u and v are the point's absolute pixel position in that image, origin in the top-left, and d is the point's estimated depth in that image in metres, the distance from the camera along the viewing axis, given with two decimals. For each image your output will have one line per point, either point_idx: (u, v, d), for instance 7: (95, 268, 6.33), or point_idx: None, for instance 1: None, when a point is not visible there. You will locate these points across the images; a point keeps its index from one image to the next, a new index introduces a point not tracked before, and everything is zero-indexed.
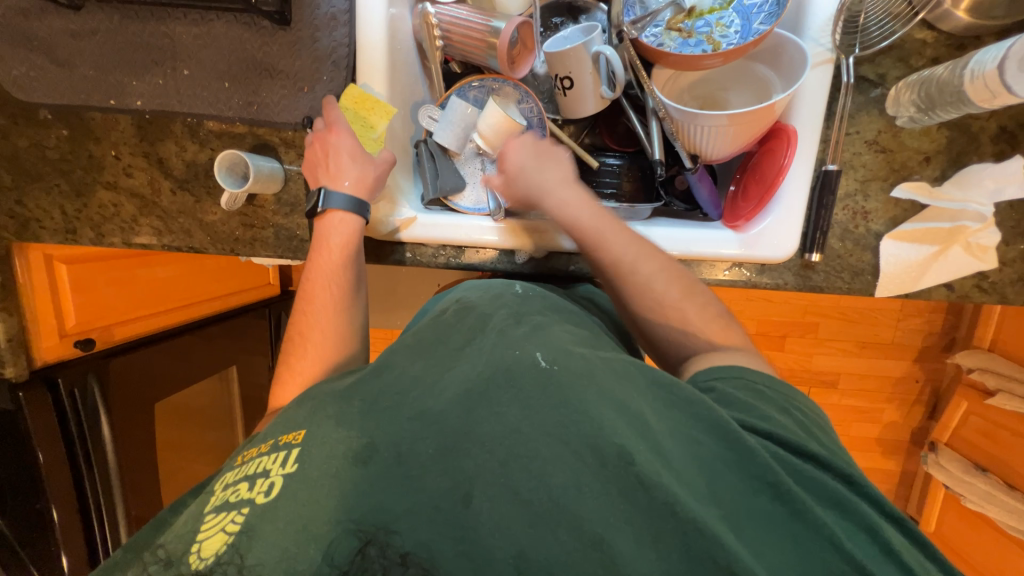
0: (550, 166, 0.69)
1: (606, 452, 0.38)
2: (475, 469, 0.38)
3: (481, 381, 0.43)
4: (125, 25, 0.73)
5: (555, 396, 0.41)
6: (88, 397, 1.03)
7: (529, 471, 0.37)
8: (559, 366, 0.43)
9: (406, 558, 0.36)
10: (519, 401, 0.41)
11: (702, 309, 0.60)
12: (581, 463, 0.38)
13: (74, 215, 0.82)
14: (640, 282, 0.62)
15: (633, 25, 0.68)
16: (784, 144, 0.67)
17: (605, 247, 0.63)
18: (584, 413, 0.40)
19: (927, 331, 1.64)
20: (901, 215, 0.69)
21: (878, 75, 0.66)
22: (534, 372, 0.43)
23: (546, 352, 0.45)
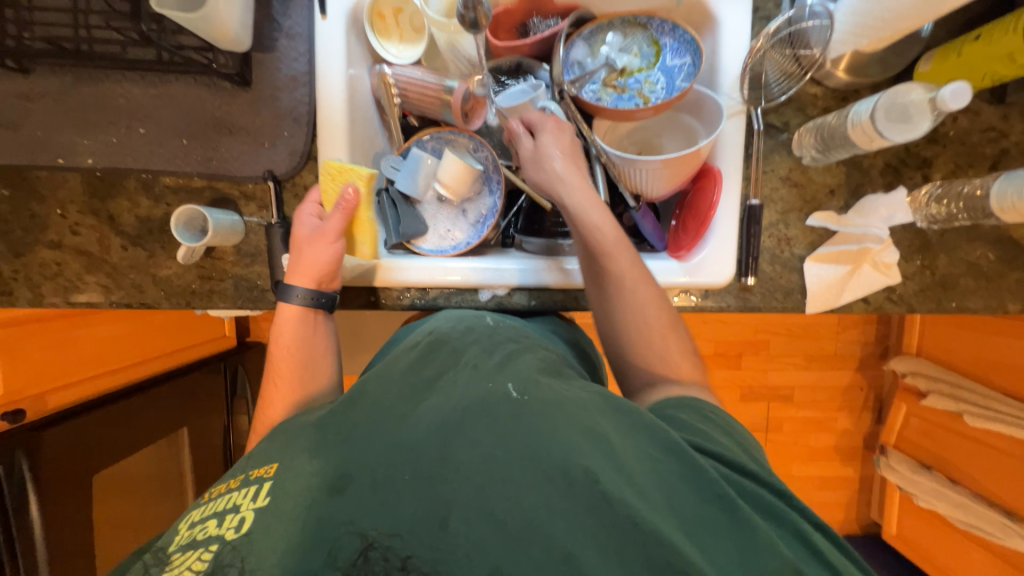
0: (575, 168, 0.71)
1: (573, 473, 0.39)
2: (452, 493, 0.39)
3: (456, 412, 0.44)
4: (76, 86, 0.73)
5: (525, 423, 0.43)
6: (15, 474, 0.93)
7: (501, 495, 0.39)
8: (530, 396, 0.46)
9: (408, 562, 0.37)
10: (491, 429, 0.42)
11: (663, 311, 0.68)
12: (549, 486, 0.39)
13: (10, 276, 0.78)
14: (630, 300, 0.67)
15: (573, 84, 0.77)
16: (711, 184, 0.76)
17: (611, 261, 0.67)
18: (552, 438, 0.42)
19: (863, 342, 1.78)
20: (817, 240, 0.78)
21: (782, 122, 0.77)
22: (506, 402, 0.45)
23: (516, 383, 0.48)
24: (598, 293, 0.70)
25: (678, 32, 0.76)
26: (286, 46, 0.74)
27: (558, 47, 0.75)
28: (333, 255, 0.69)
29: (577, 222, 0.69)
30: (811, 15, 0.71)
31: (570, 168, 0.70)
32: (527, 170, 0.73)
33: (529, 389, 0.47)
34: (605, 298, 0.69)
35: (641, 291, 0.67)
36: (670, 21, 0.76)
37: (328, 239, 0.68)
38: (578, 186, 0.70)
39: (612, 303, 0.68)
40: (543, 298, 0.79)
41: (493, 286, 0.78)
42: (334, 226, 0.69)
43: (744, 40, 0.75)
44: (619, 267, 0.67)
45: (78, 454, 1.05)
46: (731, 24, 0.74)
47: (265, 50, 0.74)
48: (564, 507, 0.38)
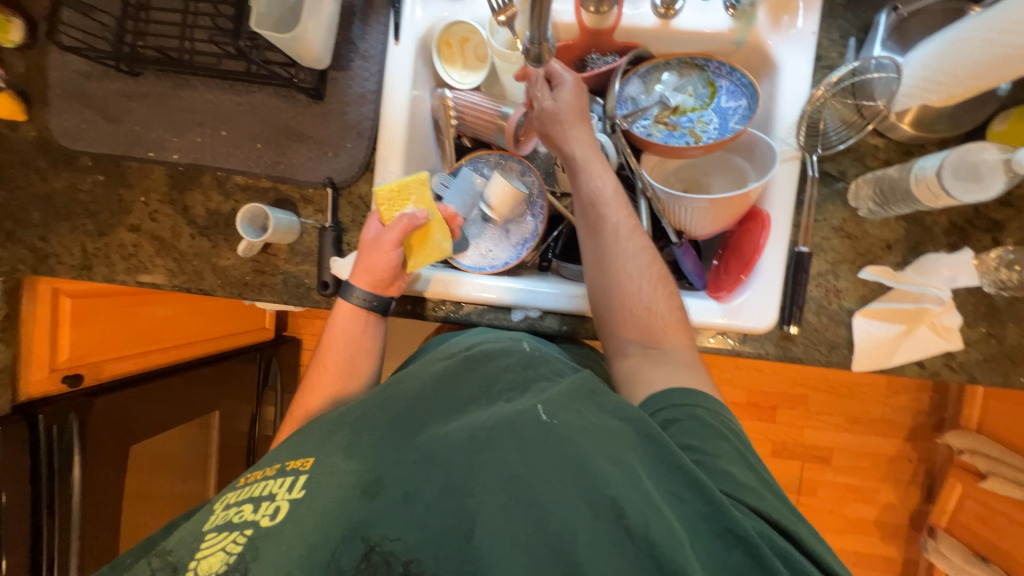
0: (581, 122, 0.70)
1: (599, 502, 0.43)
2: (478, 509, 0.44)
3: (485, 431, 0.48)
4: (175, 90, 0.82)
5: (554, 448, 0.46)
6: (65, 435, 1.00)
7: (529, 515, 0.43)
8: (559, 421, 0.48)
9: (409, 565, 0.42)
10: (520, 451, 0.46)
11: (654, 267, 0.66)
12: (577, 511, 0.43)
13: (92, 252, 0.86)
14: (622, 256, 0.65)
15: (625, 119, 0.78)
16: (759, 227, 0.74)
17: (606, 215, 0.66)
18: (578, 467, 0.45)
19: (915, 409, 1.65)
20: (869, 295, 0.74)
21: (839, 171, 0.75)
22: (536, 425, 0.48)
23: (546, 407, 0.50)
24: (591, 246, 0.68)
25: (736, 76, 0.76)
26: (359, 66, 0.80)
27: (614, 84, 0.77)
28: (388, 264, 0.71)
29: (579, 174, 0.69)
30: (877, 65, 0.70)
31: (575, 121, 0.69)
32: (542, 120, 0.71)
33: (559, 413, 0.49)
34: (598, 251, 0.67)
35: (632, 241, 0.66)
36: (728, 64, 0.76)
37: (385, 250, 0.71)
38: (582, 141, 0.69)
39: (603, 257, 0.66)
40: (575, 325, 0.79)
41: (526, 307, 0.78)
42: (392, 239, 0.71)
43: (804, 87, 0.74)
44: (615, 219, 0.66)
45: (121, 423, 1.12)
46: (792, 70, 0.74)
47: (340, 68, 0.80)
48: (587, 534, 0.42)
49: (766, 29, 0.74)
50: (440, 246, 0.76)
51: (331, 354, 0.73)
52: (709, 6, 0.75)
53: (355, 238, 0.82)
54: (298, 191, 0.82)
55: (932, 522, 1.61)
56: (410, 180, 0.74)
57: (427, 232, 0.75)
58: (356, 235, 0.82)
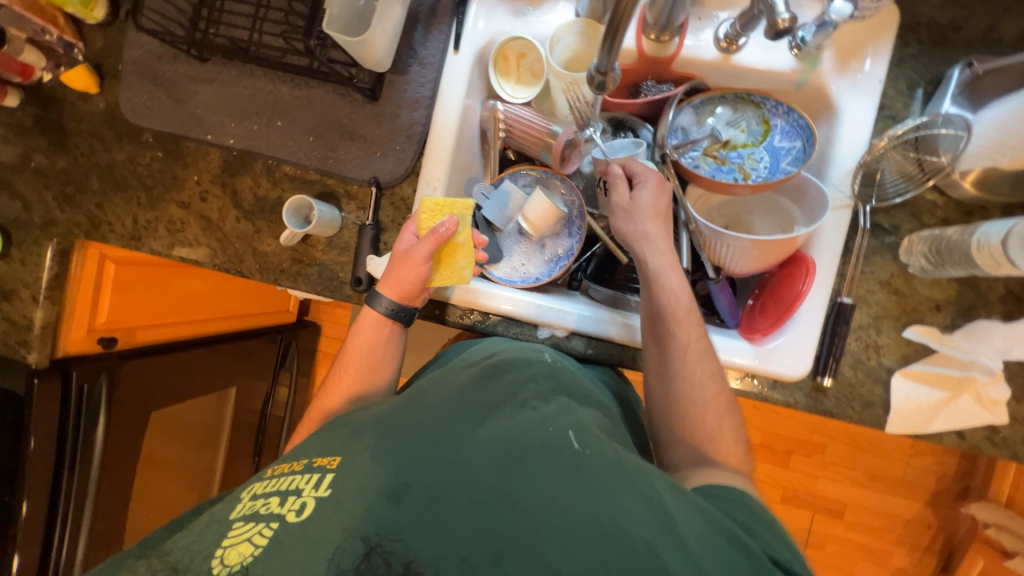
0: (659, 230, 0.72)
1: (635, 541, 0.42)
2: (508, 529, 0.43)
3: (517, 449, 0.49)
4: (239, 78, 0.85)
5: (587, 477, 0.46)
6: (95, 394, 1.04)
7: (560, 542, 0.42)
8: (590, 451, 0.50)
9: (409, 566, 0.41)
10: (553, 475, 0.46)
11: (720, 393, 0.66)
12: (612, 551, 0.41)
13: (143, 224, 0.90)
14: (689, 377, 0.65)
15: (676, 149, 0.77)
16: (802, 273, 0.71)
17: (677, 333, 0.67)
18: (611, 499, 0.45)
19: (940, 474, 1.57)
20: (912, 355, 0.71)
21: (892, 225, 0.73)
22: (569, 452, 0.49)
23: (579, 435, 0.52)
24: (655, 357, 0.69)
25: (793, 116, 0.75)
26: (417, 71, 0.82)
27: (667, 113, 0.76)
28: (415, 279, 0.72)
29: (652, 281, 0.70)
30: (945, 121, 0.67)
31: (653, 229, 0.71)
32: (616, 218, 0.74)
33: (591, 443, 0.51)
34: (662, 362, 0.68)
35: (700, 366, 0.66)
36: (786, 104, 0.75)
37: (414, 263, 0.72)
38: (658, 249, 0.71)
39: (667, 368, 0.67)
40: (600, 349, 0.79)
41: (554, 325, 0.78)
42: (422, 251, 0.72)
43: (864, 135, 0.72)
44: (684, 338, 0.67)
45: (146, 389, 1.16)
46: (853, 117, 0.72)
47: (398, 72, 0.82)
48: (620, 572, 0.40)
49: (830, 73, 0.73)
50: (462, 272, 0.75)
51: (356, 351, 0.74)
52: (773, 43, 0.74)
53: (393, 238, 0.83)
54: (343, 186, 0.84)
55: None
56: (458, 201, 0.75)
57: (454, 253, 0.74)
58: (394, 235, 0.83)
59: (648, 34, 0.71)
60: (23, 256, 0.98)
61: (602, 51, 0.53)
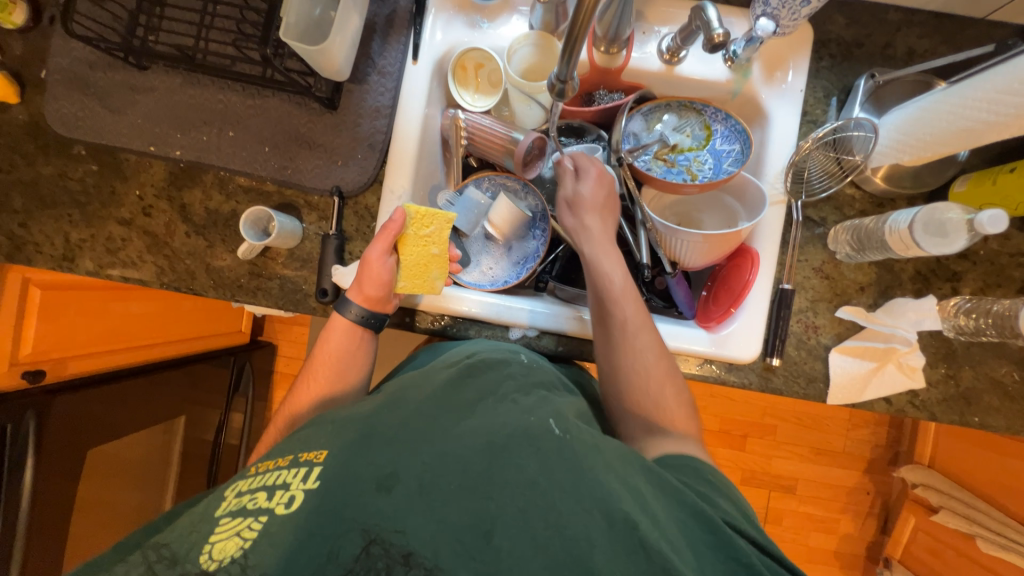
0: (599, 219, 0.77)
1: (615, 515, 0.45)
2: (497, 510, 0.45)
3: (502, 435, 0.50)
4: (184, 88, 0.81)
5: (570, 461, 0.48)
6: (20, 435, 0.94)
7: (548, 520, 0.44)
8: (571, 436, 0.52)
9: (409, 558, 0.42)
10: (539, 458, 0.48)
11: (662, 362, 0.71)
12: (593, 521, 0.44)
13: (77, 243, 0.83)
14: (633, 351, 0.70)
15: (630, 153, 0.83)
16: (748, 263, 0.78)
17: (618, 310, 0.72)
18: (594, 479, 0.47)
19: (873, 443, 1.74)
20: (844, 332, 0.80)
21: (820, 218, 0.81)
22: (551, 437, 0.51)
23: (559, 422, 0.53)
24: (602, 336, 0.73)
25: (731, 122, 0.82)
26: (376, 81, 0.81)
27: (620, 119, 0.82)
28: (373, 280, 0.71)
29: (591, 266, 0.75)
30: (856, 126, 0.76)
31: (593, 219, 0.77)
32: (563, 209, 0.80)
33: (570, 429, 0.53)
34: (607, 339, 0.72)
35: (641, 337, 0.71)
36: (724, 111, 0.82)
37: (374, 263, 0.72)
38: (598, 239, 0.76)
39: (613, 345, 0.71)
40: (571, 346, 0.82)
41: (524, 325, 0.80)
42: (378, 248, 0.72)
43: (791, 138, 0.80)
44: (623, 314, 0.71)
45: (81, 426, 1.06)
46: (781, 122, 0.80)
47: (357, 82, 0.81)
48: (603, 542, 0.44)
49: (760, 83, 0.81)
50: (433, 284, 0.76)
51: (319, 364, 0.73)
52: (710, 57, 0.81)
53: (358, 248, 0.82)
54: (303, 197, 0.82)
55: (887, 553, 1.69)
56: (437, 213, 0.75)
57: (429, 264, 0.75)
58: (359, 245, 0.82)
59: (598, 46, 0.76)
60: None
61: (562, 62, 0.55)
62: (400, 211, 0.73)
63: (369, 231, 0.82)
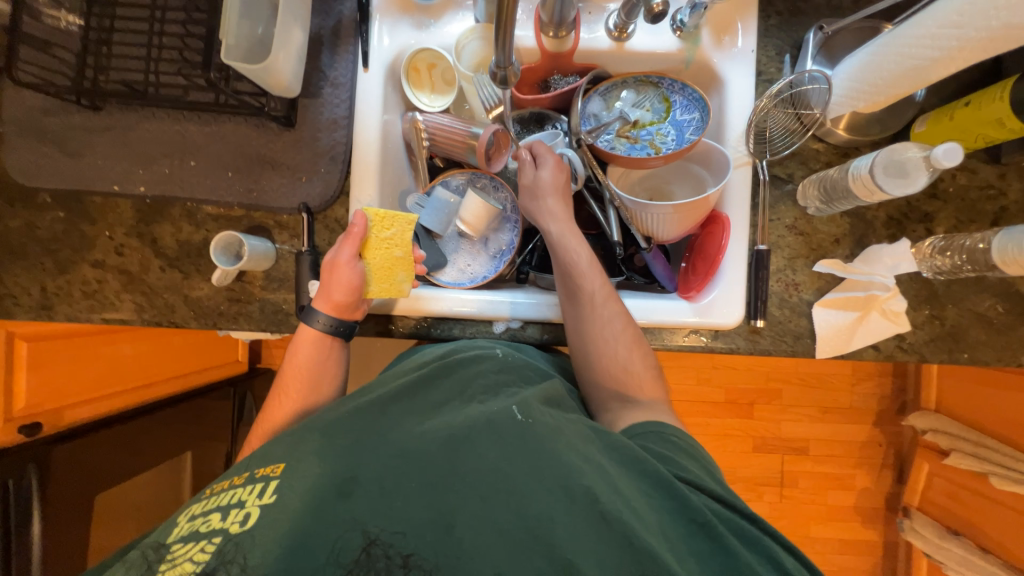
0: (560, 202, 0.78)
1: (574, 490, 0.47)
2: (458, 503, 0.47)
3: (464, 430, 0.53)
4: (141, 123, 0.81)
5: (530, 444, 0.51)
6: (23, 487, 0.96)
7: (507, 505, 0.47)
8: (532, 420, 0.54)
9: (409, 559, 0.44)
10: (498, 448, 0.51)
11: (630, 329, 0.72)
12: (554, 500, 0.47)
13: (53, 291, 0.83)
14: (601, 323, 0.71)
15: (590, 133, 0.82)
16: (721, 228, 0.79)
17: (585, 283, 0.73)
18: (552, 460, 0.50)
19: (879, 395, 1.74)
20: (825, 286, 0.80)
21: (787, 174, 0.81)
22: (511, 424, 0.53)
23: (522, 408, 0.56)
24: (571, 312, 0.74)
25: (687, 91, 0.82)
26: (330, 93, 0.81)
27: (577, 102, 0.82)
28: (340, 285, 0.72)
29: (557, 246, 0.76)
30: (810, 78, 0.77)
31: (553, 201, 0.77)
32: (523, 197, 0.79)
33: (533, 414, 0.55)
34: (577, 315, 0.73)
35: (608, 308, 0.72)
36: (680, 81, 0.82)
37: (341, 267, 0.72)
38: (560, 217, 0.77)
39: (583, 321, 0.72)
40: (555, 332, 0.82)
41: (507, 318, 0.80)
42: (346, 252, 0.73)
43: (749, 100, 0.80)
44: (591, 288, 0.72)
45: (81, 473, 1.07)
46: (736, 84, 0.80)
47: (311, 96, 0.81)
48: (564, 518, 0.46)
49: (711, 49, 0.81)
50: (400, 286, 0.77)
51: (300, 377, 0.73)
52: (658, 28, 0.81)
53: None
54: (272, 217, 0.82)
55: (905, 503, 1.70)
56: (399, 215, 0.77)
57: (394, 266, 0.76)
58: None
59: (546, 32, 0.76)
60: None
61: (496, 49, 0.55)
62: (360, 215, 0.74)
63: None
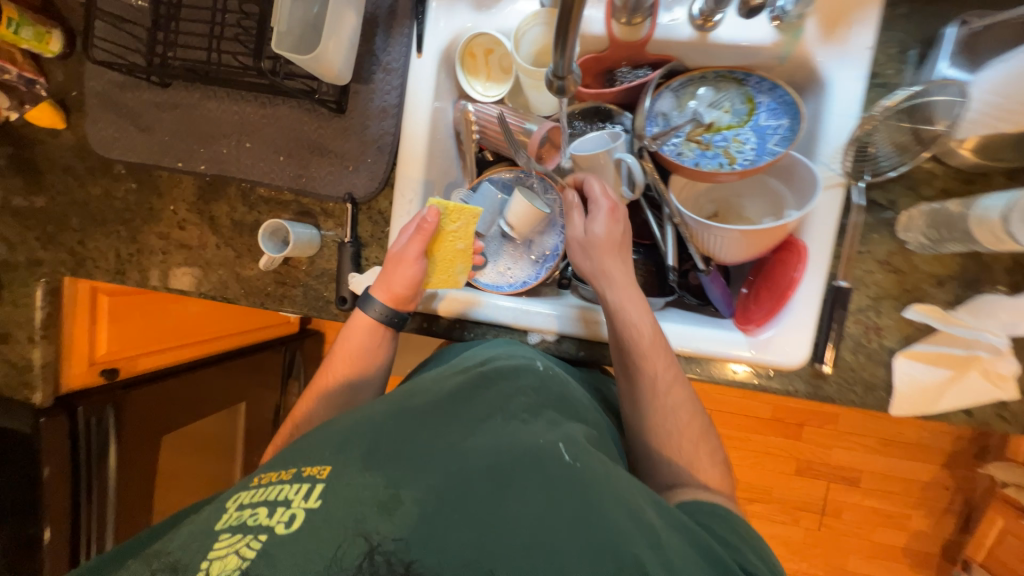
0: (617, 265, 0.71)
1: (624, 558, 0.45)
2: (499, 548, 0.46)
3: (510, 463, 0.52)
4: (203, 101, 0.83)
5: (579, 494, 0.50)
6: (102, 424, 1.06)
7: (550, 558, 0.45)
8: (581, 464, 0.53)
9: (410, 566, 0.44)
10: (544, 491, 0.50)
11: (695, 422, 0.68)
12: (602, 566, 0.44)
13: (126, 257, 0.90)
14: (663, 409, 0.67)
15: (654, 140, 0.74)
16: (795, 258, 0.69)
17: (646, 364, 0.68)
18: (601, 518, 0.48)
19: (956, 435, 1.55)
20: (914, 334, 0.69)
21: (888, 200, 0.69)
22: (560, 465, 0.52)
23: (569, 446, 0.55)
24: (627, 387, 0.70)
25: (778, 92, 0.72)
26: (381, 79, 0.78)
27: (644, 101, 0.74)
28: (404, 279, 0.71)
29: (614, 317, 0.70)
30: (940, 88, 0.62)
31: (609, 264, 0.70)
32: (574, 254, 0.74)
33: (581, 456, 0.55)
34: (634, 394, 0.69)
35: (672, 397, 0.68)
36: (769, 79, 0.72)
37: (408, 262, 0.72)
38: (621, 285, 0.70)
39: (641, 403, 0.68)
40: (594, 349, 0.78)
41: (545, 330, 0.77)
42: (415, 249, 0.71)
43: (853, 107, 0.68)
44: (653, 371, 0.68)
45: (152, 416, 1.19)
46: (841, 88, 0.68)
47: (362, 81, 0.78)
48: None
49: (815, 42, 0.68)
50: (457, 277, 0.78)
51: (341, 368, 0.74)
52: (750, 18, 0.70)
53: (374, 253, 0.82)
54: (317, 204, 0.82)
55: (967, 555, 1.53)
56: (467, 208, 0.75)
57: (454, 258, 0.77)
58: (375, 250, 0.82)
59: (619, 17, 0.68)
60: (13, 298, 0.96)
61: (555, 55, 0.48)
62: (433, 210, 0.72)
63: (384, 235, 0.81)
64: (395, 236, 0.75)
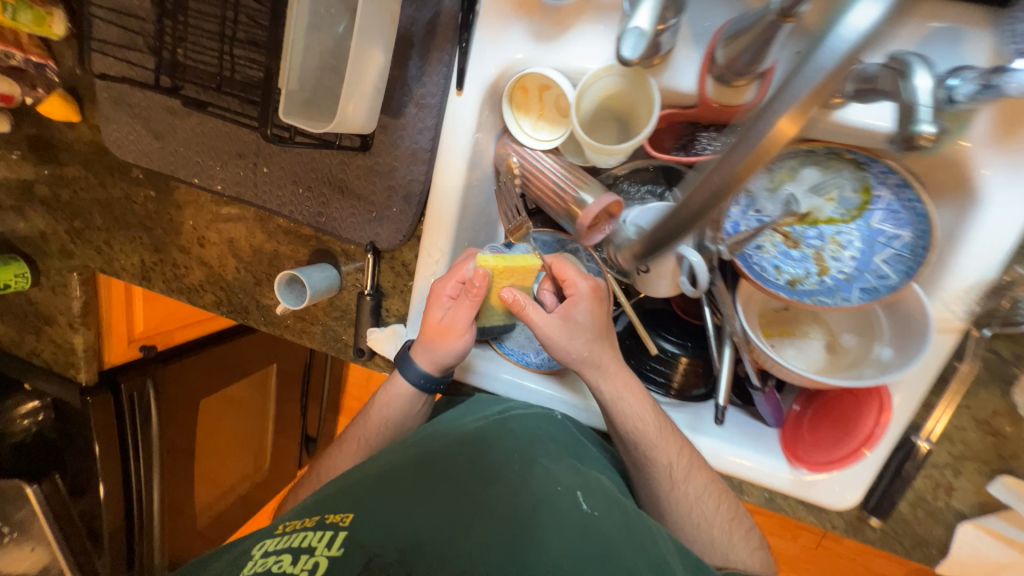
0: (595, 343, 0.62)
1: None
2: None
3: (531, 512, 0.51)
4: (218, 114, 0.74)
5: (601, 544, 0.49)
6: (144, 399, 1.07)
7: None
8: (599, 513, 0.54)
9: None
10: (566, 543, 0.48)
11: (723, 504, 0.63)
12: None
13: (150, 265, 0.88)
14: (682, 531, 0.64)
15: (735, 246, 0.60)
16: (874, 411, 0.59)
17: (654, 462, 0.62)
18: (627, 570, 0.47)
19: None
20: (993, 503, 0.60)
21: (1011, 353, 0.56)
22: (579, 514, 0.52)
23: (587, 497, 0.56)
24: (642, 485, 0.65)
25: (907, 193, 0.56)
26: (413, 114, 0.66)
27: None
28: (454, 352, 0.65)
29: (614, 415, 0.63)
30: None
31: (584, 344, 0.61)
32: (554, 350, 0.62)
33: (598, 506, 0.55)
34: (651, 491, 0.64)
35: (693, 484, 0.62)
36: (901, 173, 0.56)
37: (457, 336, 0.64)
38: (612, 374, 0.62)
39: (661, 502, 0.63)
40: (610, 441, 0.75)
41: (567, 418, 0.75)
42: (465, 317, 0.64)
43: (1007, 241, 0.52)
44: (666, 460, 0.62)
45: (191, 382, 1.16)
46: (999, 214, 0.51)
47: (391, 114, 0.66)
48: None
49: (982, 142, 0.50)
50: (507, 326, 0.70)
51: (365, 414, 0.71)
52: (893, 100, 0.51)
53: (395, 305, 0.76)
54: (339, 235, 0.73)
55: None
56: (519, 263, 0.64)
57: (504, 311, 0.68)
58: (397, 302, 0.76)
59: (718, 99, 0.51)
60: (51, 285, 0.98)
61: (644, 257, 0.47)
62: (483, 273, 0.61)
63: (406, 289, 0.75)
64: (433, 299, 0.65)
